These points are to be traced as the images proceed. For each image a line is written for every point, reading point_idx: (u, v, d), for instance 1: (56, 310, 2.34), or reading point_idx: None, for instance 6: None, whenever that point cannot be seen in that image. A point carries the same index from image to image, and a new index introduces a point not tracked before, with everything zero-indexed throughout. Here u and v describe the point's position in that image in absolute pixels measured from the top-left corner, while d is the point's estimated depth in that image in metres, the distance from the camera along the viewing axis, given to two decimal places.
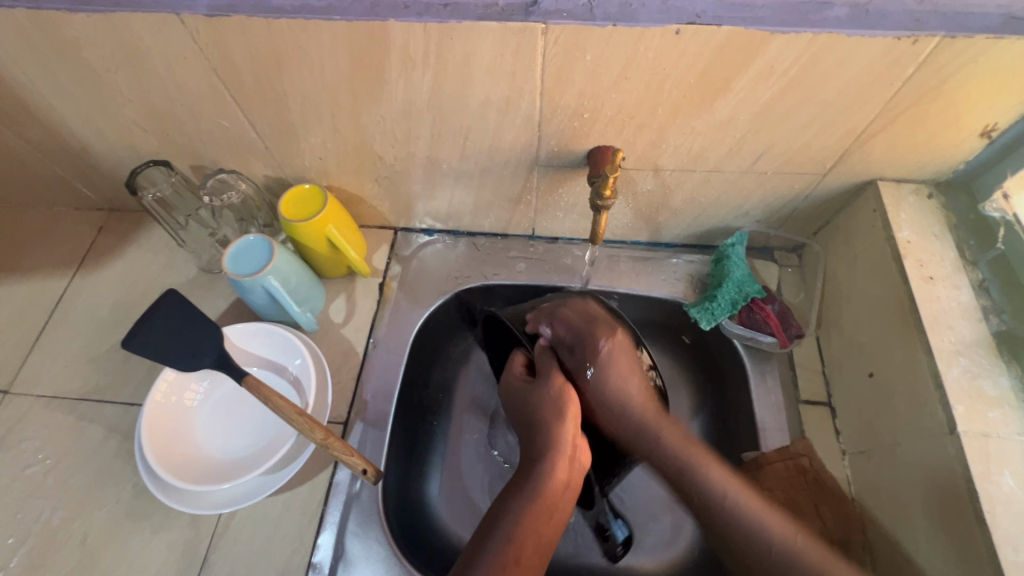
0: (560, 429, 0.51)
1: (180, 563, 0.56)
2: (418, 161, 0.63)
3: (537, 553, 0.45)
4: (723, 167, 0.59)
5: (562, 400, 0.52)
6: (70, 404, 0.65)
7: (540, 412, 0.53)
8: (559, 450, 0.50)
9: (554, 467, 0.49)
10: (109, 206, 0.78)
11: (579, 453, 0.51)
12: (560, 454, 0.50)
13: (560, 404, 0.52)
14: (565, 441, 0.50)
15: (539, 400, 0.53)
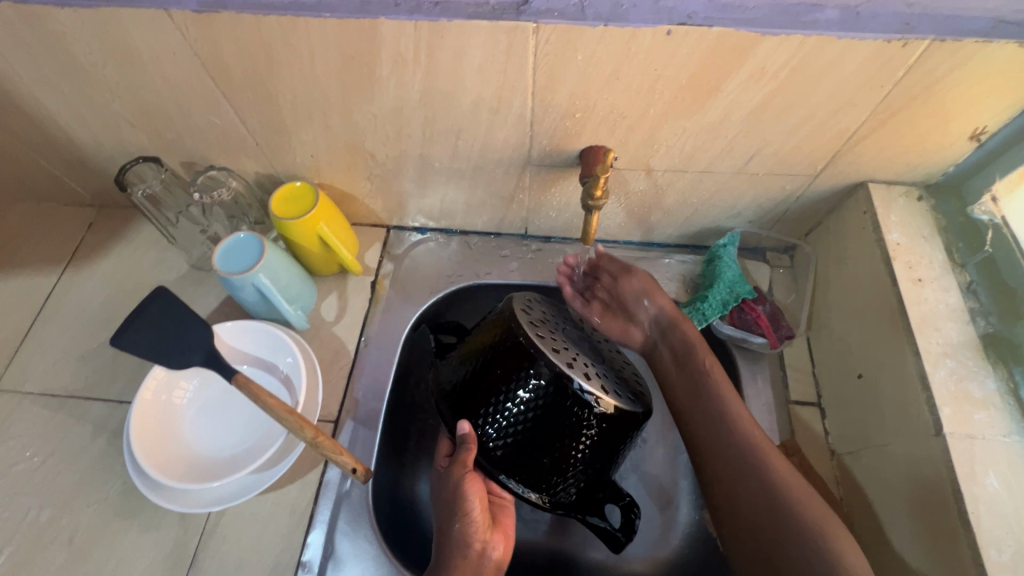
0: (466, 525, 0.52)
1: (168, 561, 0.56)
2: (410, 159, 0.63)
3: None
4: (715, 168, 0.60)
5: (464, 497, 0.52)
6: (58, 402, 0.65)
7: (447, 510, 0.53)
8: (467, 545, 0.52)
9: (463, 565, 0.50)
10: (99, 202, 0.78)
11: (491, 547, 0.53)
12: (469, 548, 0.52)
13: (464, 502, 0.52)
14: (471, 537, 0.52)
15: (448, 496, 0.53)
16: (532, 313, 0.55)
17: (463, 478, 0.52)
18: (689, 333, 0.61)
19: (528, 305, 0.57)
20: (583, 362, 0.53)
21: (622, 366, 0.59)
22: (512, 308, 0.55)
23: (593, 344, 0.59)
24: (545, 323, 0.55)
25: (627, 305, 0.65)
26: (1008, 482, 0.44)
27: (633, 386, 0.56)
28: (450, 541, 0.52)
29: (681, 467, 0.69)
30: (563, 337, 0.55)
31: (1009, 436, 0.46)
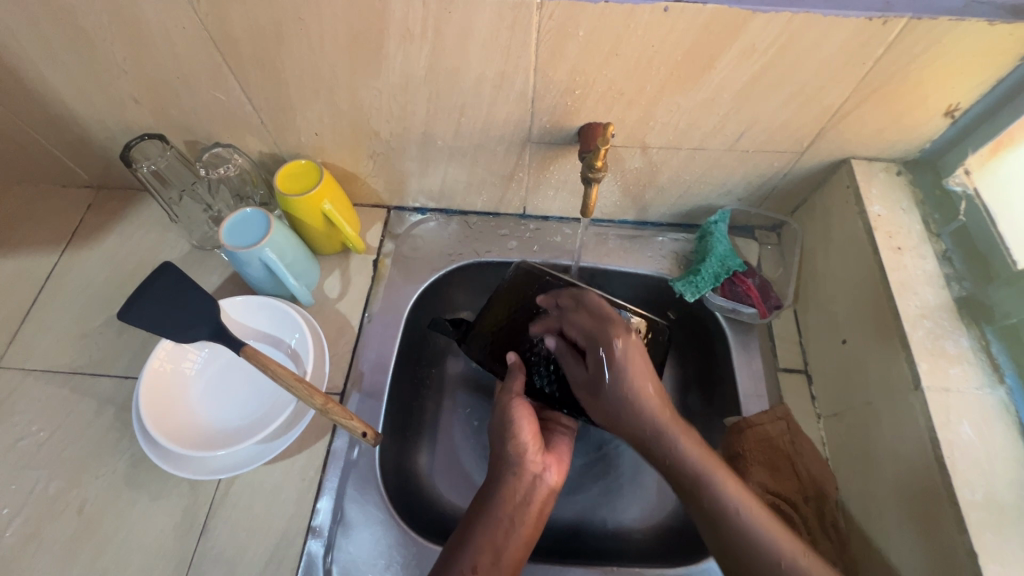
0: (517, 448, 0.55)
1: (178, 530, 0.57)
2: (413, 137, 0.65)
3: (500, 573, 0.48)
4: (707, 145, 0.62)
5: (513, 423, 0.56)
6: (63, 378, 0.65)
7: (500, 442, 0.56)
8: (522, 465, 0.54)
9: (517, 483, 0.53)
10: (98, 183, 0.78)
11: (548, 471, 0.55)
12: (524, 470, 0.54)
13: (513, 425, 0.56)
14: (526, 459, 0.54)
15: (499, 423, 0.57)
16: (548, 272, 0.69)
17: (512, 406, 0.57)
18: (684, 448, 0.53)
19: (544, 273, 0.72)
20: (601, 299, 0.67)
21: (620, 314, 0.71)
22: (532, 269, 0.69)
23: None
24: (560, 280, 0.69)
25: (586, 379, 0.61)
26: (980, 430, 0.48)
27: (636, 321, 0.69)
28: (503, 461, 0.55)
29: None
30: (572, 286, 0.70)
31: (982, 388, 0.50)
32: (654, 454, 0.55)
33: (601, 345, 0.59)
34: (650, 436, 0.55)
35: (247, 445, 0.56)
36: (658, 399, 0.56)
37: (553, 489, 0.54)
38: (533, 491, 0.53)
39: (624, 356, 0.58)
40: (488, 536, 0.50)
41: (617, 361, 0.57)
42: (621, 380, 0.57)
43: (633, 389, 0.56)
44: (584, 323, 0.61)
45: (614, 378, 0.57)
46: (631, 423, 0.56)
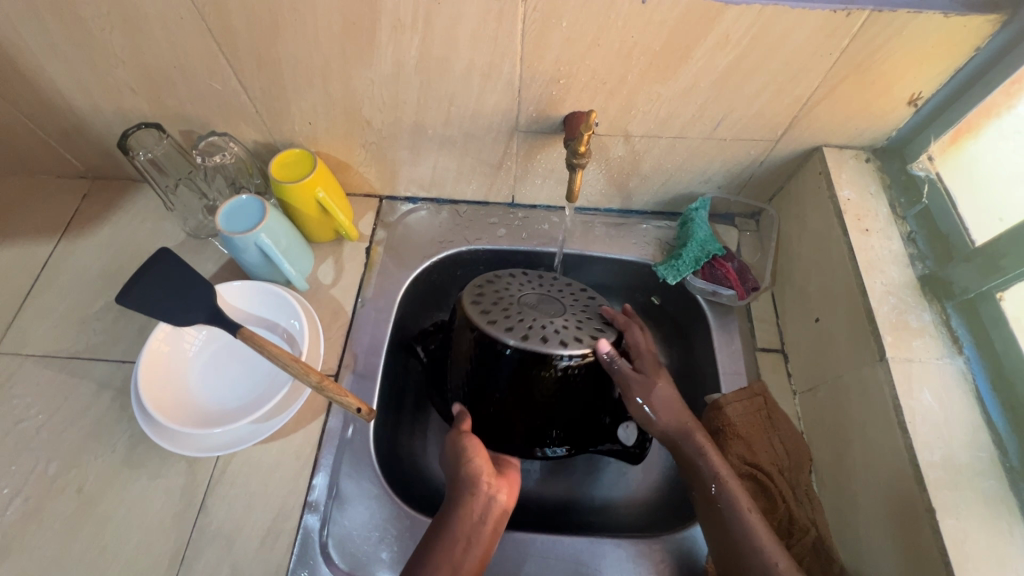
0: (472, 470, 0.56)
1: (177, 507, 0.59)
2: (405, 126, 0.67)
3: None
4: (687, 134, 0.65)
5: (466, 452, 0.57)
6: (60, 362, 0.67)
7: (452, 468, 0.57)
8: (477, 485, 0.55)
9: (472, 501, 0.54)
10: (93, 173, 0.79)
11: (501, 492, 0.56)
12: (479, 489, 0.55)
13: (464, 454, 0.57)
14: (479, 479, 0.55)
15: (450, 452, 0.58)
16: (481, 301, 0.61)
17: (462, 444, 0.57)
18: (701, 443, 0.59)
19: (485, 282, 0.65)
20: (544, 323, 0.59)
21: (576, 302, 0.64)
22: (464, 304, 0.61)
23: (551, 293, 0.65)
24: (497, 304, 0.61)
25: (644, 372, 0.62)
26: (939, 397, 0.51)
27: (589, 325, 0.61)
28: (458, 482, 0.56)
29: None
30: (512, 299, 0.62)
31: (942, 358, 0.53)
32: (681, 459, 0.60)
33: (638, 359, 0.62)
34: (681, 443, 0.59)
35: (242, 424, 0.58)
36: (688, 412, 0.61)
37: (505, 510, 0.56)
38: (488, 509, 0.54)
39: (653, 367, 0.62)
40: (445, 554, 0.51)
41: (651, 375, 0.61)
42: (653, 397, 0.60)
43: (665, 399, 0.61)
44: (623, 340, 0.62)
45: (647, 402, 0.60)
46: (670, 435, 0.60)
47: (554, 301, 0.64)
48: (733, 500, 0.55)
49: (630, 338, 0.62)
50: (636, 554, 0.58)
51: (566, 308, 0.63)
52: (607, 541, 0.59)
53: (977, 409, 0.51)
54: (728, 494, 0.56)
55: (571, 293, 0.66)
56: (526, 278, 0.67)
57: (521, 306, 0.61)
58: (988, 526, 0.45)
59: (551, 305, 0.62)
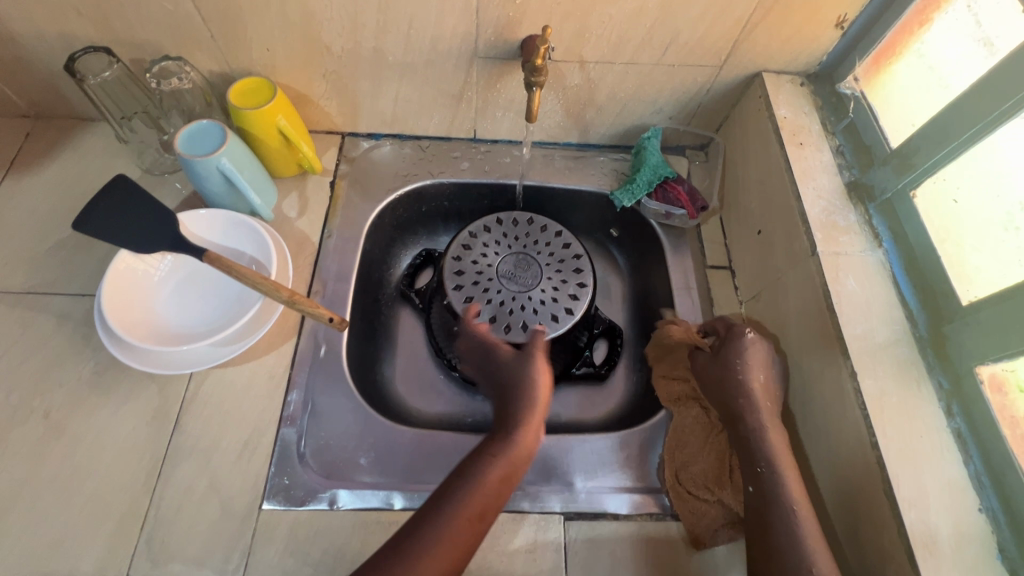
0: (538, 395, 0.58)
1: (150, 428, 0.59)
2: (365, 53, 0.68)
3: (495, 508, 0.51)
4: (638, 59, 0.69)
5: (535, 374, 0.59)
6: (14, 297, 0.65)
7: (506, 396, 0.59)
8: (536, 410, 0.57)
9: (527, 423, 0.56)
10: (35, 113, 0.76)
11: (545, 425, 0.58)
12: (535, 415, 0.57)
13: (533, 373, 0.59)
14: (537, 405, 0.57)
15: (515, 371, 0.60)
16: (463, 282, 0.72)
17: (532, 369, 0.60)
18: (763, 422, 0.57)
19: (461, 250, 0.74)
20: (523, 302, 0.71)
21: (548, 256, 0.75)
22: (445, 288, 0.72)
23: (524, 252, 0.76)
24: (477, 282, 0.72)
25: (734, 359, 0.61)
26: (861, 282, 0.57)
27: (560, 287, 0.73)
28: (519, 402, 0.57)
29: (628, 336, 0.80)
30: (490, 273, 0.73)
31: (864, 251, 0.59)
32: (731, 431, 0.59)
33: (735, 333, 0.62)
34: (740, 412, 0.59)
35: (200, 346, 0.59)
36: (762, 390, 0.59)
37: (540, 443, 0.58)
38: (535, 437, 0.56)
39: (754, 345, 0.61)
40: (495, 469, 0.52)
41: (755, 348, 0.61)
42: (740, 372, 0.60)
43: (759, 379, 0.60)
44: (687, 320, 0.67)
45: (743, 368, 0.60)
46: (733, 406, 0.59)
47: (528, 261, 0.75)
48: (783, 483, 0.53)
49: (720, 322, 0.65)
50: (600, 449, 0.62)
51: (540, 269, 0.74)
52: (574, 439, 0.63)
53: (893, 290, 0.57)
54: (775, 481, 0.54)
55: (545, 242, 0.77)
56: (500, 235, 0.77)
57: (499, 280, 0.73)
58: (900, 385, 0.52)
59: (526, 271, 0.74)
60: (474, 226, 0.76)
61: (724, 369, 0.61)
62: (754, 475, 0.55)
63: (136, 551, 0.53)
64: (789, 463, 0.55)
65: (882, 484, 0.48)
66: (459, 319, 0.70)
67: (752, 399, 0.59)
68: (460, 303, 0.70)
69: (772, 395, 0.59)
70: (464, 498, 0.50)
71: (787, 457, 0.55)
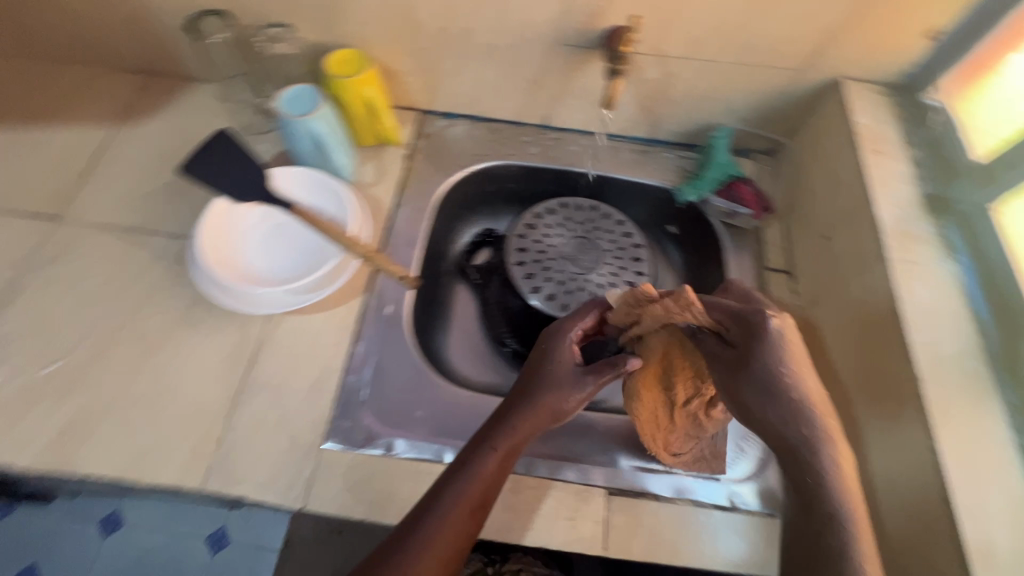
0: (565, 404, 0.53)
1: (229, 361, 0.64)
2: (454, 33, 0.71)
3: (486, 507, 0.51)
4: (718, 58, 0.70)
5: (573, 385, 0.53)
6: (120, 231, 0.72)
7: (531, 395, 0.53)
8: (555, 415, 0.53)
9: (541, 423, 0.53)
10: (148, 69, 0.83)
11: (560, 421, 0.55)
12: (553, 418, 0.54)
13: (575, 387, 0.53)
14: (560, 410, 0.53)
15: (554, 374, 0.54)
16: (525, 259, 0.76)
17: (574, 376, 0.54)
18: (839, 454, 0.46)
19: (526, 229, 0.78)
20: (581, 283, 0.74)
21: (610, 242, 0.78)
22: (507, 263, 0.76)
23: (586, 236, 0.78)
24: (538, 260, 0.76)
25: (767, 372, 0.46)
26: (932, 291, 0.56)
27: (619, 273, 0.75)
28: (544, 407, 0.53)
29: None
30: (551, 252, 0.77)
31: (938, 261, 0.58)
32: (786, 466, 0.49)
33: (748, 325, 0.47)
34: (797, 444, 0.47)
35: (277, 293, 0.65)
36: (820, 403, 0.46)
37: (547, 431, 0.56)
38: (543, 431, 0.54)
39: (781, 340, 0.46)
40: (490, 468, 0.51)
41: (781, 343, 0.46)
42: (777, 386, 0.46)
43: (808, 388, 0.47)
44: (694, 307, 0.48)
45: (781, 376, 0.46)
46: (784, 436, 0.47)
47: (589, 246, 0.77)
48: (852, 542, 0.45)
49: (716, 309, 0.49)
50: None
51: (600, 254, 0.77)
52: (617, 419, 0.65)
53: (966, 303, 0.56)
54: (845, 543, 0.45)
55: (608, 228, 0.79)
56: (565, 218, 0.80)
57: (560, 261, 0.76)
58: (967, 396, 0.51)
59: (587, 254, 0.77)
60: (540, 208, 0.80)
61: (748, 375, 0.47)
62: (818, 518, 0.47)
63: (211, 470, 0.58)
64: (863, 511, 0.46)
65: (940, 492, 0.48)
66: (519, 293, 0.74)
67: (816, 427, 0.46)
68: (521, 279, 0.75)
69: (831, 406, 0.47)
70: (460, 492, 0.50)
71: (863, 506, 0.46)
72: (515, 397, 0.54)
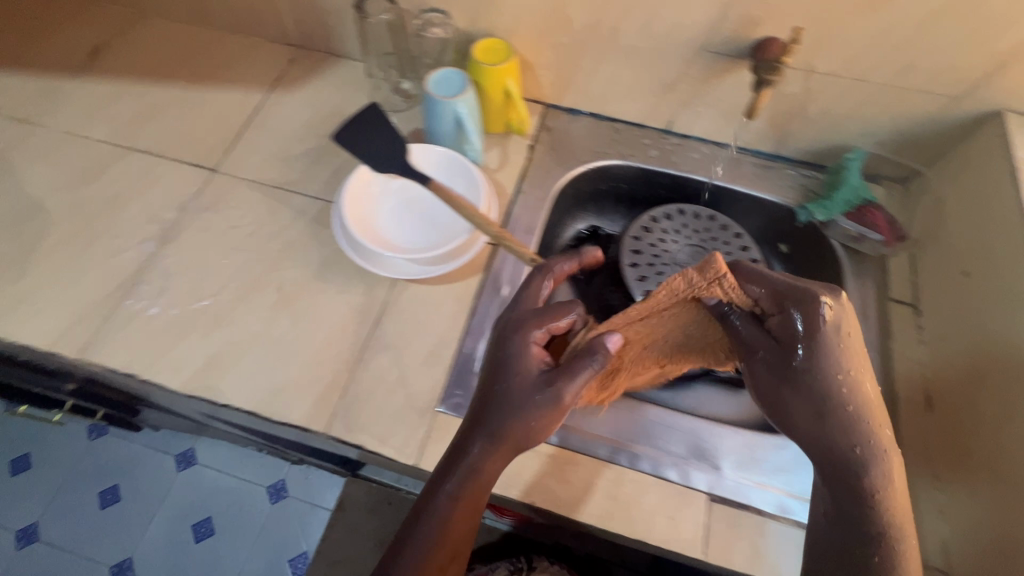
0: (534, 419, 0.52)
1: (356, 318, 0.68)
2: (601, 31, 0.73)
3: (465, 529, 0.53)
4: (869, 76, 0.68)
5: (531, 397, 0.52)
6: (268, 187, 0.78)
7: (494, 414, 0.53)
8: (524, 430, 0.52)
9: (514, 438, 0.52)
10: (300, 43, 0.90)
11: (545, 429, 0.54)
12: (521, 436, 0.52)
13: (540, 399, 0.52)
14: (530, 423, 0.52)
15: (513, 386, 0.53)
16: (639, 261, 0.78)
17: (535, 387, 0.52)
18: (890, 466, 0.50)
19: (641, 232, 0.80)
20: None
21: (725, 256, 0.78)
22: (622, 262, 0.78)
23: (701, 246, 0.79)
24: (652, 263, 0.78)
25: (814, 357, 0.51)
26: None
27: None
28: (508, 423, 0.52)
29: None
30: (665, 258, 0.78)
31: None
32: (828, 471, 0.52)
33: (795, 311, 0.51)
34: (841, 447, 0.51)
35: (401, 259, 0.69)
36: (876, 405, 0.51)
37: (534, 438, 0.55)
38: (526, 442, 0.53)
39: (835, 332, 0.50)
40: (462, 494, 0.53)
41: (837, 333, 0.50)
42: (831, 383, 0.51)
43: (866, 396, 0.51)
44: (725, 280, 0.52)
45: (827, 368, 0.51)
46: (831, 442, 0.51)
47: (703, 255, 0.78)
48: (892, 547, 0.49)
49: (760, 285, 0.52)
50: (751, 444, 0.62)
51: None
52: (725, 428, 0.63)
53: None
54: (891, 553, 0.49)
55: (724, 240, 0.79)
56: (680, 225, 0.81)
57: (673, 267, 0.78)
58: None
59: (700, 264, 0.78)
60: (656, 212, 0.81)
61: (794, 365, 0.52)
62: (856, 521, 0.50)
63: (335, 415, 0.62)
64: (903, 519, 0.50)
65: None
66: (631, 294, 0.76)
67: (866, 440, 0.51)
68: (633, 280, 0.77)
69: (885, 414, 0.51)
70: (434, 518, 0.53)
71: (904, 512, 0.50)
72: (477, 415, 0.54)
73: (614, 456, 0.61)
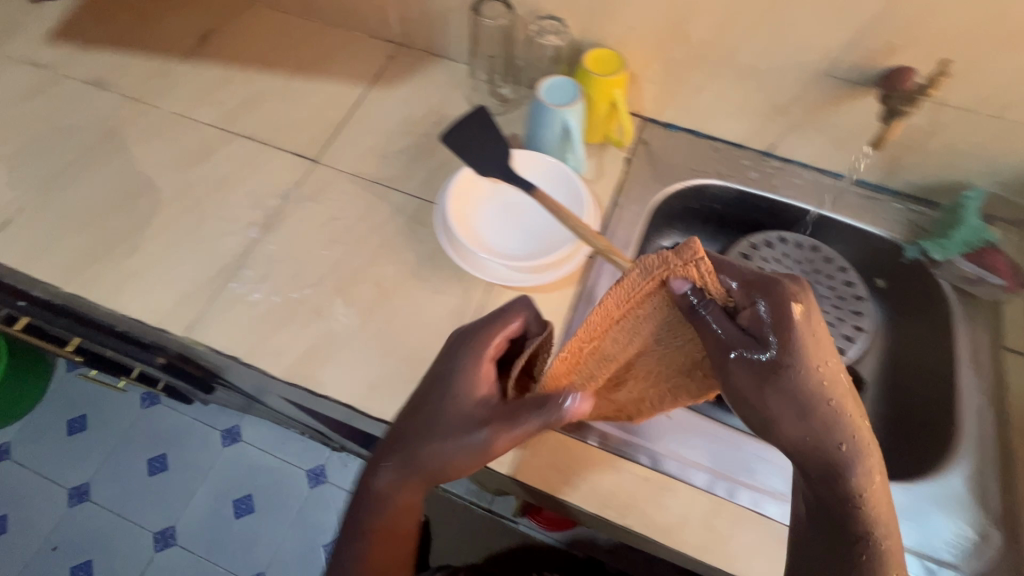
0: (462, 453, 0.51)
1: (452, 321, 0.68)
2: (719, 49, 0.72)
3: (384, 548, 0.55)
4: (1005, 114, 0.66)
5: (465, 432, 0.50)
6: (367, 182, 0.79)
7: (427, 439, 0.52)
8: (450, 463, 0.51)
9: (440, 467, 0.51)
10: (401, 40, 0.91)
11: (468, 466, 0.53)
12: (447, 468, 0.51)
13: (471, 430, 0.50)
14: (456, 458, 0.51)
15: (451, 413, 0.52)
16: None
17: (471, 420, 0.51)
18: (872, 464, 0.49)
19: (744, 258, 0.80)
20: None
21: (829, 289, 0.79)
22: None
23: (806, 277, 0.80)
24: None
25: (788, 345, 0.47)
26: None
27: (835, 322, 0.77)
28: (437, 453, 0.51)
29: (869, 392, 0.75)
30: None
31: None
32: (808, 469, 0.50)
33: (764, 298, 0.48)
34: (824, 444, 0.48)
35: (499, 265, 0.68)
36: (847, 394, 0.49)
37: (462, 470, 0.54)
38: (451, 473, 0.52)
39: (805, 317, 0.48)
40: (380, 513, 0.53)
41: (808, 322, 0.48)
42: (808, 375, 0.48)
43: (842, 385, 0.49)
44: (703, 261, 0.46)
45: (800, 361, 0.48)
46: (820, 444, 0.48)
47: None
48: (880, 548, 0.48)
49: (730, 273, 0.50)
50: None
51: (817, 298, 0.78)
52: None
53: None
54: (880, 550, 0.48)
55: (828, 273, 0.80)
56: (783, 254, 0.81)
57: None
58: None
59: None
60: (758, 239, 0.82)
61: (770, 359, 0.48)
62: (841, 523, 0.49)
63: None
64: (890, 520, 0.49)
65: None
66: None
67: (851, 436, 0.48)
68: None
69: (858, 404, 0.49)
70: (357, 531, 0.54)
71: (887, 511, 0.49)
72: (410, 434, 0.53)
73: (712, 485, 0.60)
